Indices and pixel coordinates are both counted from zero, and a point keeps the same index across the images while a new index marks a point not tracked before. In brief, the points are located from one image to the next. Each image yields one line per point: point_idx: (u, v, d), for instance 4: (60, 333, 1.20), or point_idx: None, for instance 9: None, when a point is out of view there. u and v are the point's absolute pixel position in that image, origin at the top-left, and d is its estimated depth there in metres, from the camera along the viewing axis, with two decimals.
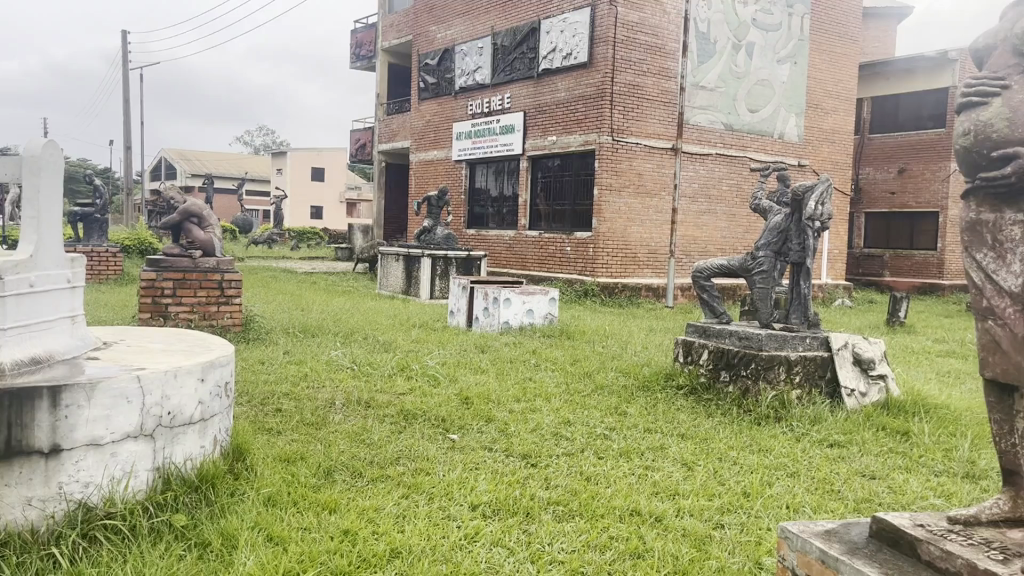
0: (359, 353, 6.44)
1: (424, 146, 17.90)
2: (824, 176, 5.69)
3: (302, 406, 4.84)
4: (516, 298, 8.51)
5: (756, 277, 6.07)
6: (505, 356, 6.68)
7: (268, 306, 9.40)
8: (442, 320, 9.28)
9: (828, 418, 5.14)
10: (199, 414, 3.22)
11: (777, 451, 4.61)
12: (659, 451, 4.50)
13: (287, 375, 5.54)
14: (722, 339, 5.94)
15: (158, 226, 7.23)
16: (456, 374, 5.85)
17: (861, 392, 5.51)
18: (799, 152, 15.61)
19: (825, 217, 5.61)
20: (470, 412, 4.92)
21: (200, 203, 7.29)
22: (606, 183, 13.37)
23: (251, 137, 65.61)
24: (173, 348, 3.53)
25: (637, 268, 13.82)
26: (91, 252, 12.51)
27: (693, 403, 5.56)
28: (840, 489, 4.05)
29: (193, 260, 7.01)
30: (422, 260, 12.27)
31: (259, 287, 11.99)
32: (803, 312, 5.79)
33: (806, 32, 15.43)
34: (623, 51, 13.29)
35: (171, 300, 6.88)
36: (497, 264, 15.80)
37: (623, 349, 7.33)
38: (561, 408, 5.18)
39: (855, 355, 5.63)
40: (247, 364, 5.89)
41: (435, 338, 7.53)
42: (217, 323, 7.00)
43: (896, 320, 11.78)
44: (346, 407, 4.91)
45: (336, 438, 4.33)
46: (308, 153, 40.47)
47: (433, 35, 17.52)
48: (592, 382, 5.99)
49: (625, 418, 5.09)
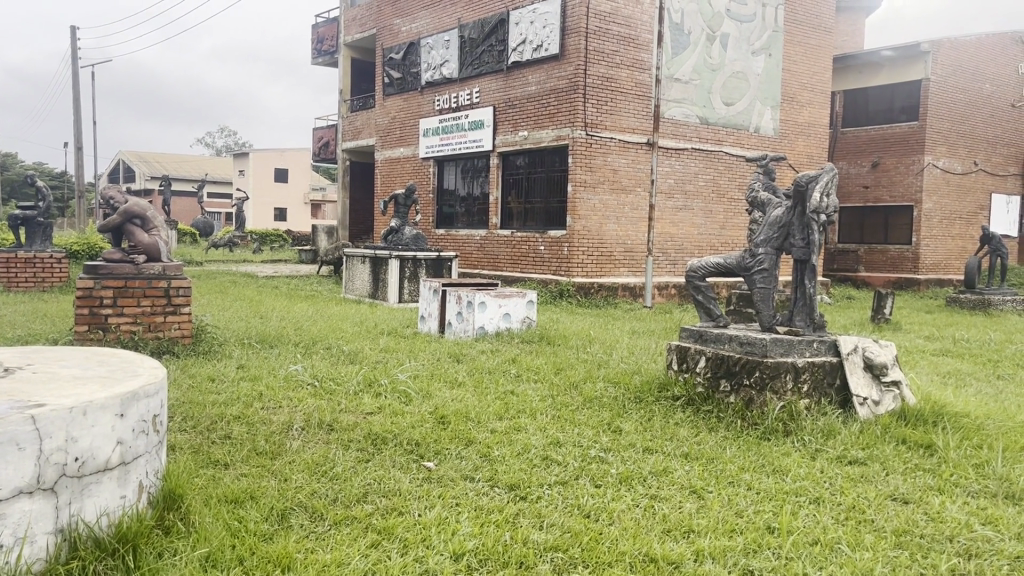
0: (322, 366, 5.83)
1: (390, 143, 17.26)
2: (827, 164, 5.25)
3: (254, 432, 4.24)
4: (491, 301, 7.93)
5: (755, 276, 5.55)
6: (482, 366, 6.12)
7: (223, 314, 8.72)
8: (412, 326, 8.67)
9: (843, 431, 4.66)
10: (117, 459, 2.60)
11: (795, 471, 4.10)
12: (664, 476, 3.97)
13: (239, 395, 4.91)
14: (720, 344, 5.42)
15: (97, 229, 6.53)
16: (430, 389, 5.26)
17: (874, 400, 5.03)
18: (774, 145, 15.24)
19: (831, 209, 5.17)
20: (447, 434, 4.36)
21: (144, 206, 6.66)
22: (580, 179, 12.85)
23: (212, 138, 63.98)
24: (90, 375, 2.90)
25: (614, 267, 13.32)
26: (34, 257, 11.67)
27: (692, 416, 5.05)
28: (874, 518, 3.53)
29: (136, 266, 6.29)
30: (389, 261, 11.66)
31: (216, 292, 11.29)
32: (808, 314, 5.32)
33: (780, 22, 15.06)
34: (596, 42, 12.79)
35: (110, 311, 6.16)
36: (468, 265, 15.21)
37: (609, 355, 6.82)
38: (549, 427, 4.63)
39: (866, 360, 5.16)
40: (195, 382, 5.24)
41: (405, 346, 6.94)
42: (164, 336, 6.32)
43: (882, 317, 11.44)
44: (305, 431, 4.32)
45: (293, 470, 3.75)
46: (269, 154, 39.50)
47: (398, 28, 16.90)
48: (579, 394, 5.45)
49: (619, 436, 4.56)
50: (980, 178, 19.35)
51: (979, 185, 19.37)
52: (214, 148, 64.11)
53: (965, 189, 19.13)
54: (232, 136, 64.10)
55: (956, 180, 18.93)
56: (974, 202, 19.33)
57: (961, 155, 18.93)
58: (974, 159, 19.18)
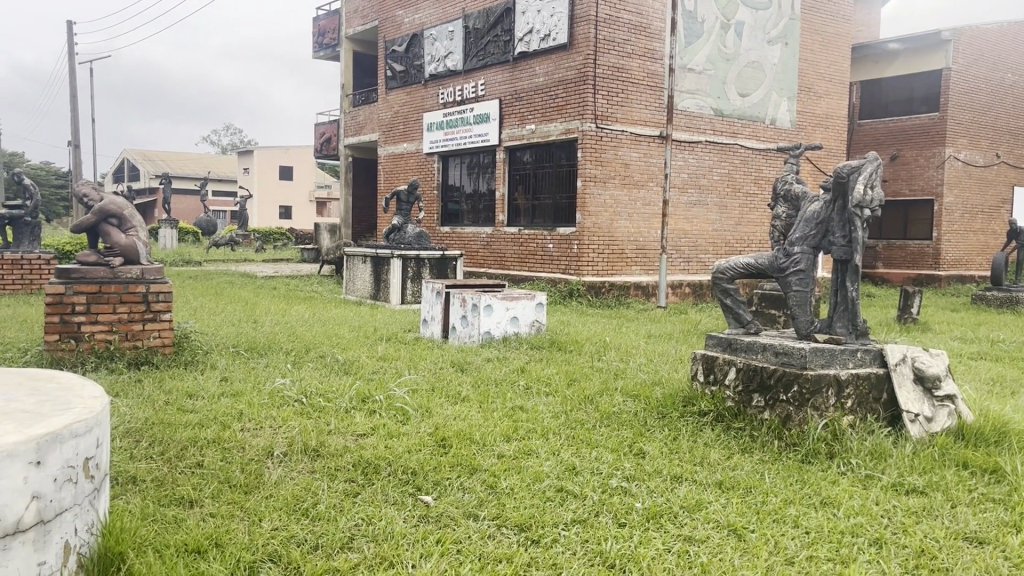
0: (312, 378, 5.31)
1: (393, 138, 16.74)
2: (870, 154, 4.72)
3: (229, 460, 3.74)
4: (498, 304, 7.40)
5: (790, 278, 5.01)
6: (488, 377, 5.60)
7: (213, 319, 8.24)
8: (413, 331, 8.16)
9: (895, 454, 4.13)
10: (32, 518, 2.09)
11: (847, 504, 3.57)
12: (697, 512, 3.44)
13: (216, 415, 4.40)
14: (751, 353, 4.86)
15: (70, 231, 6.05)
16: (431, 405, 4.75)
17: (926, 417, 4.49)
18: (791, 138, 14.66)
19: (876, 203, 4.62)
20: (448, 460, 3.85)
21: (121, 204, 6.15)
22: (590, 174, 12.31)
23: (218, 136, 63.12)
24: (10, 409, 2.37)
25: (625, 265, 12.80)
26: (21, 259, 11.23)
27: (722, 436, 4.54)
28: (950, 565, 3.01)
29: (112, 269, 5.77)
30: (391, 261, 11.16)
31: (210, 294, 10.79)
32: (850, 320, 4.77)
33: (797, 10, 14.47)
34: (606, 31, 12.24)
35: (84, 319, 5.65)
36: (473, 264, 14.69)
37: (627, 363, 6.27)
38: (563, 450, 4.11)
39: (916, 371, 4.60)
40: (170, 399, 4.74)
41: (404, 354, 6.42)
42: (142, 344, 5.80)
43: (909, 317, 10.86)
44: (286, 458, 3.81)
45: (270, 508, 3.24)
46: (274, 151, 39.02)
47: (401, 20, 16.40)
48: (595, 410, 4.93)
49: (643, 461, 4.04)
50: (1002, 171, 18.70)
51: (1001, 177, 18.72)
52: (221, 147, 63.57)
53: (987, 182, 18.49)
54: (238, 134, 63.75)
55: (978, 173, 18.30)
56: (996, 196, 18.68)
57: (983, 147, 18.29)
58: (996, 151, 18.54)
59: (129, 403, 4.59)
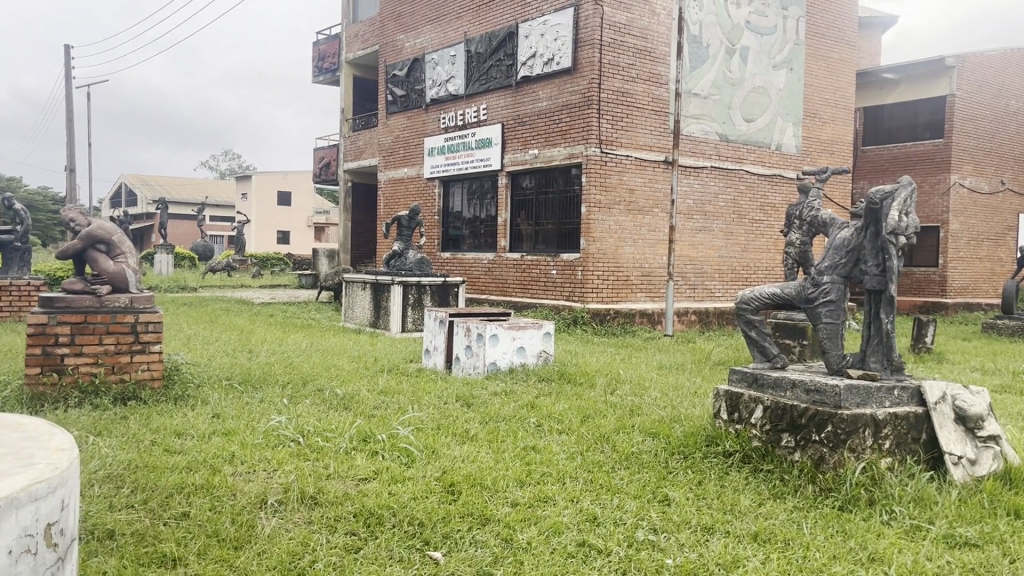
0: (310, 415, 4.98)
1: (393, 163, 16.51)
2: (903, 179, 4.45)
3: (218, 510, 3.41)
4: (504, 334, 7.10)
5: (820, 309, 4.73)
6: (497, 414, 5.28)
7: (207, 349, 7.90)
8: (415, 361, 7.85)
9: (941, 501, 3.81)
10: None
11: (898, 561, 3.24)
12: (734, 569, 3.11)
13: (205, 457, 4.07)
14: (779, 390, 4.55)
15: (56, 257, 5.75)
16: (438, 445, 4.43)
17: (969, 460, 4.17)
18: (796, 164, 14.45)
19: (911, 230, 4.33)
20: (458, 509, 3.52)
21: (110, 229, 5.85)
22: (594, 200, 12.04)
23: (216, 162, 63.01)
24: None
25: (630, 292, 12.50)
26: (10, 285, 10.90)
27: (750, 480, 4.23)
28: None
29: (98, 297, 5.47)
30: (392, 288, 10.85)
31: (204, 323, 10.46)
32: (884, 354, 4.48)
33: (801, 35, 14.34)
34: (610, 55, 12.06)
35: (68, 350, 5.33)
36: (475, 290, 14.39)
37: (641, 398, 5.95)
38: (581, 497, 3.78)
39: (957, 410, 4.28)
40: (156, 439, 4.41)
41: (406, 387, 6.10)
42: (130, 378, 5.50)
43: (923, 346, 10.57)
44: (281, 508, 3.49)
45: (262, 567, 2.91)
46: (273, 177, 38.85)
47: (401, 44, 16.25)
48: (613, 450, 4.60)
49: (669, 509, 3.72)
50: (1008, 198, 18.52)
51: (1006, 205, 18.54)
52: (220, 172, 63.52)
53: (993, 209, 18.30)
54: (236, 159, 63.68)
55: (983, 200, 18.10)
56: (1002, 223, 18.49)
57: (988, 174, 18.12)
58: (1001, 178, 18.36)
59: (111, 444, 4.27)
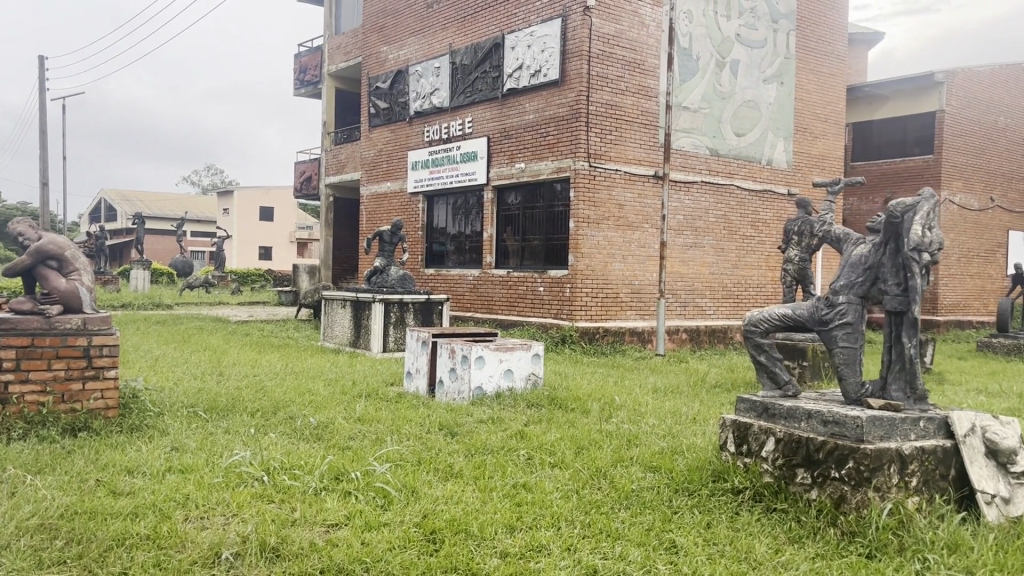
0: (276, 448, 4.53)
1: (376, 177, 16.10)
2: (925, 191, 4.08)
3: (163, 567, 2.95)
4: (490, 356, 6.67)
5: (836, 332, 4.35)
6: (483, 444, 4.87)
7: (173, 372, 7.42)
8: (395, 384, 7.41)
9: (980, 547, 3.41)
10: None
11: None
12: None
13: (153, 501, 3.61)
14: (792, 421, 4.15)
15: (4, 274, 5.29)
16: (418, 482, 4.01)
17: (1002, 498, 3.80)
18: (787, 179, 14.18)
19: (935, 246, 3.96)
20: (439, 562, 3.09)
21: (62, 243, 5.40)
22: (582, 215, 11.67)
23: (198, 178, 62.55)
24: None
25: (620, 309, 12.12)
26: None
27: (764, 521, 3.82)
28: None
29: (48, 318, 4.99)
30: (372, 305, 10.40)
31: (174, 343, 9.96)
32: (907, 382, 4.12)
33: (792, 49, 14.13)
34: (599, 67, 11.74)
35: (12, 377, 4.86)
36: (460, 308, 13.95)
37: (637, 425, 5.55)
38: (579, 546, 3.36)
39: (987, 443, 3.91)
40: (103, 478, 3.96)
41: (384, 414, 5.65)
42: (82, 407, 5.04)
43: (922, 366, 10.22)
44: (237, 563, 3.03)
45: None
46: (254, 193, 38.36)
47: (384, 57, 15.91)
48: (611, 488, 4.19)
49: (678, 559, 3.31)
50: (996, 216, 18.37)
51: (995, 222, 18.38)
52: (201, 188, 62.90)
53: (982, 227, 18.12)
54: (220, 175, 63.18)
55: (973, 217, 17.91)
56: (991, 240, 18.32)
57: (978, 191, 17.93)
58: (991, 195, 18.21)
59: (50, 484, 3.80)
